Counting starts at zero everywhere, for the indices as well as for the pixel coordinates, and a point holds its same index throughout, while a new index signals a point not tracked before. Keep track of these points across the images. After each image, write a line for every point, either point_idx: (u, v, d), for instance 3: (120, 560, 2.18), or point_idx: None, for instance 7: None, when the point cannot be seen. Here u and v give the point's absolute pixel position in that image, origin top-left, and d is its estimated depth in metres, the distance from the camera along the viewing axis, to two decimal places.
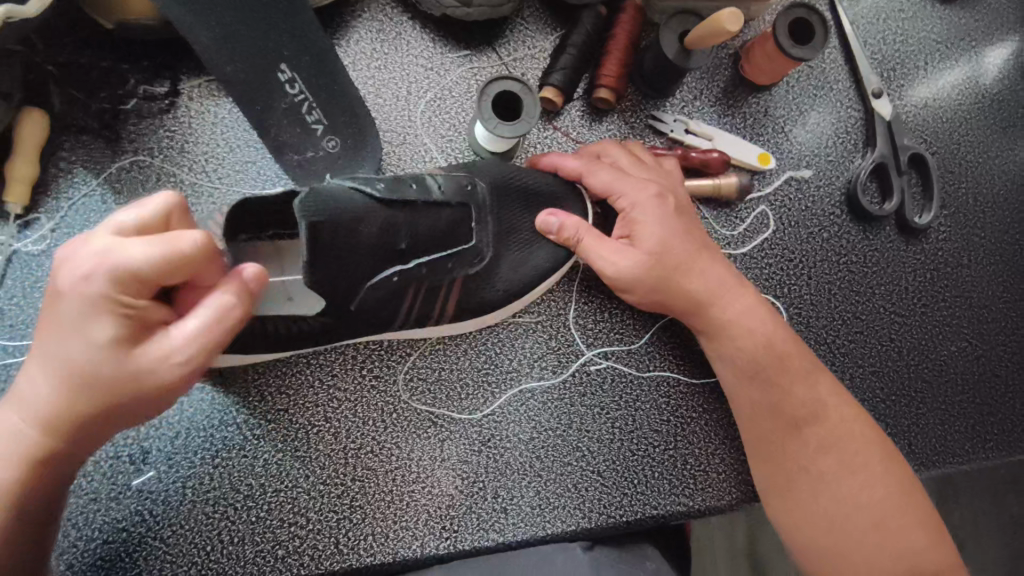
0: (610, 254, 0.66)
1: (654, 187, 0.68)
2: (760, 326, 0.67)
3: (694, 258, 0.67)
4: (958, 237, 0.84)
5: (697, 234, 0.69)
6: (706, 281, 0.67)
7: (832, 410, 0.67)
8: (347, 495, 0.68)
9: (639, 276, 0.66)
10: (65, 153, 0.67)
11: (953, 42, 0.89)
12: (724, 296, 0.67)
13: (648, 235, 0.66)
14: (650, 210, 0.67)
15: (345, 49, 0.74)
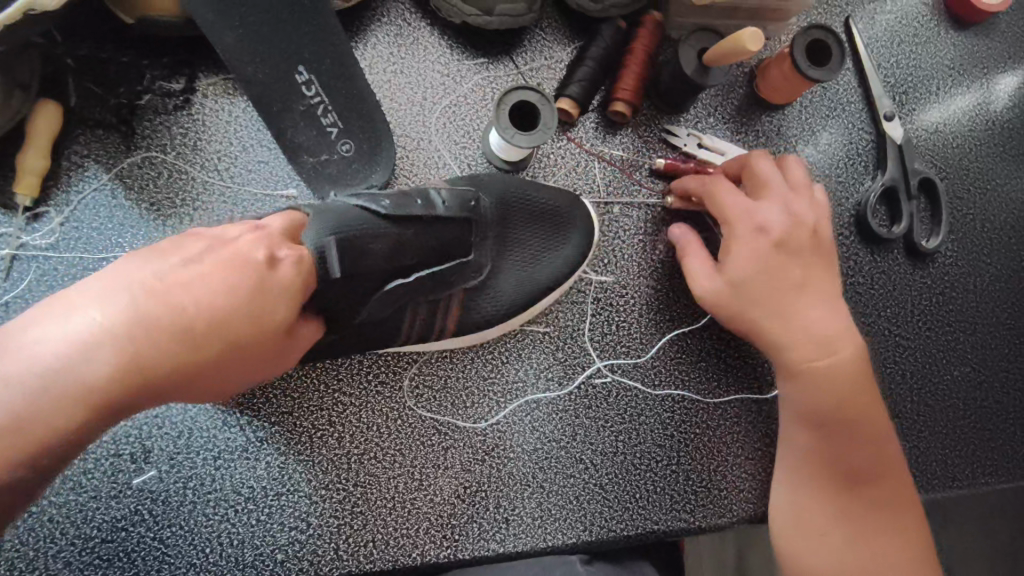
0: (700, 280, 0.68)
1: (763, 217, 0.65)
2: (846, 373, 0.63)
3: (787, 298, 0.63)
4: (964, 262, 0.85)
5: (806, 273, 0.64)
6: (798, 320, 0.63)
7: (866, 451, 0.63)
8: (348, 501, 0.67)
9: (725, 305, 0.66)
10: (78, 146, 0.66)
11: (965, 69, 0.89)
12: (818, 336, 0.64)
13: (737, 270, 0.65)
14: (745, 246, 0.65)
15: (363, 52, 0.74)
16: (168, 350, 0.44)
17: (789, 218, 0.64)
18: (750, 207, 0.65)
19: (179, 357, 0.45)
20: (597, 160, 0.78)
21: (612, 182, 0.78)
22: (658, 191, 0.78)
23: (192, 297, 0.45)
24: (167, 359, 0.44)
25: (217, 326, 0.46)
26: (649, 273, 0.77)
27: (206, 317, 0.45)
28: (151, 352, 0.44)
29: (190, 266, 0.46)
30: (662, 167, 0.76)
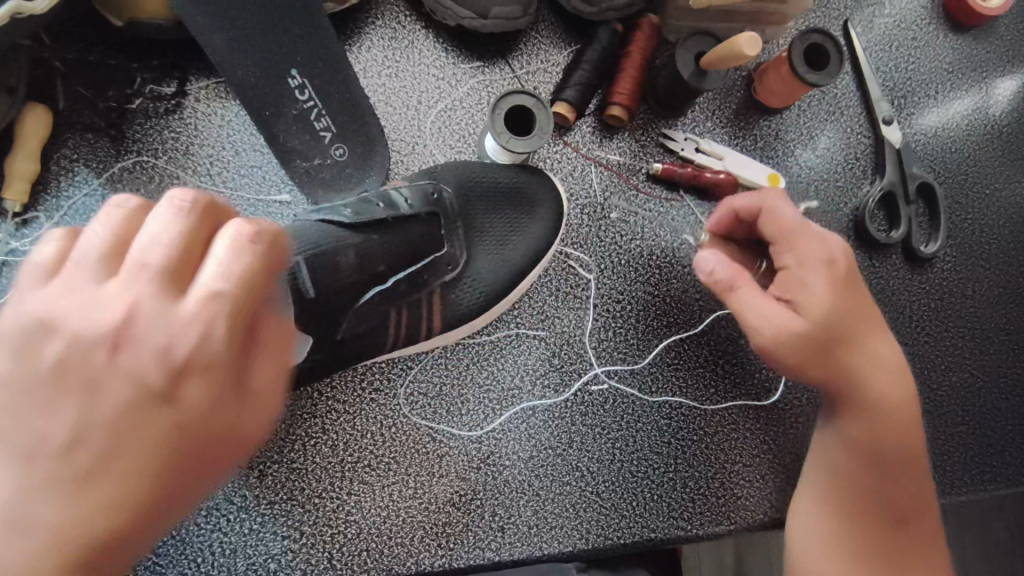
0: (768, 312, 0.59)
1: (829, 247, 0.61)
2: (903, 404, 0.62)
3: (860, 328, 0.61)
4: (963, 267, 0.84)
5: (870, 304, 0.63)
6: (870, 352, 0.61)
7: (903, 477, 0.61)
8: (342, 510, 0.67)
9: (795, 340, 0.59)
10: (68, 150, 0.65)
11: (963, 73, 0.89)
12: (883, 366, 0.62)
13: (812, 297, 0.59)
14: (817, 273, 0.60)
15: (357, 56, 0.73)
16: (117, 483, 0.32)
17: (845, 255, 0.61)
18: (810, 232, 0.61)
19: (163, 485, 0.33)
20: (594, 164, 0.77)
21: (609, 186, 0.77)
22: (655, 195, 0.78)
23: (97, 417, 0.32)
24: (131, 494, 0.32)
25: (139, 433, 0.32)
26: (646, 278, 0.76)
27: (141, 428, 0.32)
28: (99, 506, 0.32)
29: (102, 365, 0.32)
30: (658, 172, 0.75)
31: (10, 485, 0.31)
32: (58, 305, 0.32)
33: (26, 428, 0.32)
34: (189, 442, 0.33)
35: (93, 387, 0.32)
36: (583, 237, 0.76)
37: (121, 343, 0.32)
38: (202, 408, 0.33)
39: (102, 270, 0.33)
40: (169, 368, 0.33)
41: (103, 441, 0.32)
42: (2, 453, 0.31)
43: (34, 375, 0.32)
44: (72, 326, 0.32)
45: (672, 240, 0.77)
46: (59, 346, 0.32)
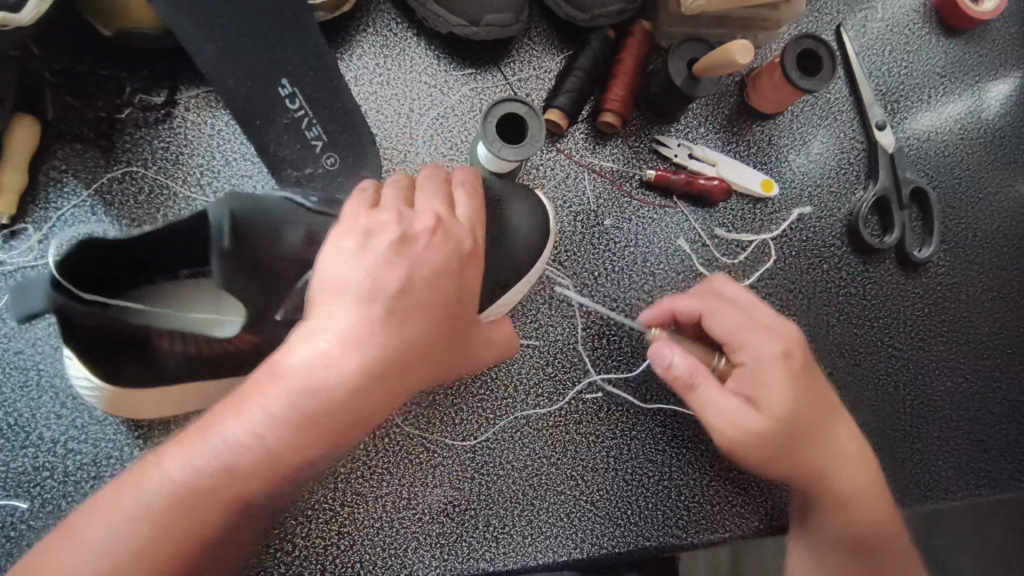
0: (725, 412, 0.57)
1: (781, 338, 0.59)
2: (867, 492, 0.62)
3: (822, 422, 0.59)
4: (956, 272, 0.84)
5: (829, 394, 0.61)
6: (834, 445, 0.60)
7: (888, 557, 0.61)
8: (335, 521, 0.66)
9: (759, 442, 0.57)
10: (57, 161, 0.65)
11: (956, 77, 0.89)
12: (847, 456, 0.61)
13: (772, 395, 0.57)
14: (776, 367, 0.57)
15: (348, 63, 0.73)
16: (322, 426, 0.47)
17: (796, 344, 0.59)
18: (765, 324, 0.60)
19: (310, 446, 0.47)
20: (587, 171, 0.77)
21: (602, 193, 0.77)
22: (648, 201, 0.78)
23: (334, 368, 0.47)
24: (341, 430, 0.48)
25: (362, 373, 0.48)
26: (640, 286, 0.76)
27: (346, 383, 0.47)
28: (247, 472, 0.46)
29: (333, 365, 0.47)
30: (651, 178, 0.75)
31: (192, 475, 0.45)
32: (331, 286, 0.49)
33: (271, 395, 0.47)
34: (410, 368, 0.50)
35: (359, 343, 0.48)
36: (576, 244, 0.75)
37: (372, 298, 0.49)
38: (411, 344, 0.49)
39: (374, 239, 0.51)
40: (408, 317, 0.49)
41: (337, 389, 0.47)
42: (187, 449, 0.46)
43: (301, 367, 0.47)
44: (343, 296, 0.49)
45: (666, 247, 0.77)
46: (334, 318, 0.49)
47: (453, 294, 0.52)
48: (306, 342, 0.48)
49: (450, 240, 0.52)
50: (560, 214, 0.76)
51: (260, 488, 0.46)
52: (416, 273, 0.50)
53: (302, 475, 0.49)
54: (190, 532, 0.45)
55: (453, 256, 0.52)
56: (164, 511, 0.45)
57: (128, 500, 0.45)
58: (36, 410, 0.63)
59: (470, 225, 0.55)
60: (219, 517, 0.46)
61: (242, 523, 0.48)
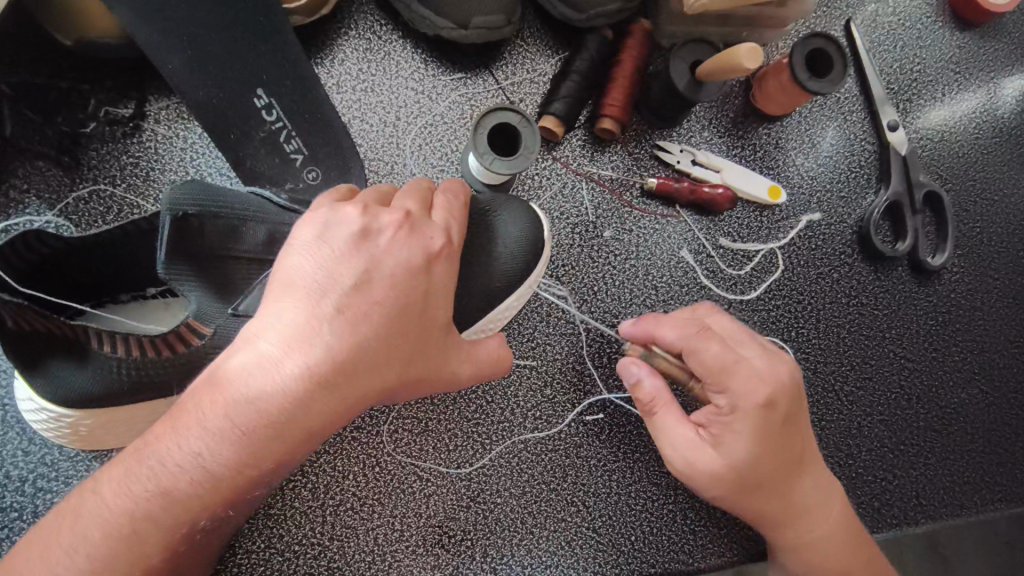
0: (681, 450, 0.56)
1: (765, 391, 0.54)
2: (837, 537, 0.60)
3: (789, 474, 0.57)
4: (971, 278, 0.81)
5: (803, 443, 0.58)
6: (797, 498, 0.58)
7: None
8: (325, 556, 0.63)
9: (714, 483, 0.55)
10: (19, 180, 0.61)
11: (970, 72, 0.85)
12: (814, 505, 0.59)
13: (735, 447, 0.54)
14: (746, 423, 0.53)
15: (329, 69, 0.68)
16: (268, 441, 0.43)
17: (779, 397, 0.54)
18: (747, 373, 0.54)
19: (259, 458, 0.43)
20: (585, 180, 0.73)
21: (601, 204, 0.73)
22: (650, 211, 0.74)
23: (282, 372, 0.43)
24: (290, 445, 0.44)
25: (312, 380, 0.43)
26: (641, 300, 0.72)
27: (294, 391, 0.43)
28: (188, 495, 0.42)
29: (278, 367, 0.44)
30: (654, 187, 0.71)
31: (130, 504, 0.42)
32: (283, 283, 0.46)
33: (213, 406, 0.43)
34: (367, 374, 0.45)
35: (309, 345, 0.44)
36: (575, 258, 0.72)
37: (325, 294, 0.45)
38: (366, 347, 0.45)
39: (331, 234, 0.47)
40: (364, 317, 0.45)
41: (283, 398, 0.43)
42: (124, 476, 0.43)
43: (246, 371, 0.43)
44: (294, 293, 0.46)
45: (668, 259, 0.73)
46: (283, 318, 0.45)
47: (416, 291, 0.47)
48: (250, 344, 0.44)
49: (417, 237, 0.48)
50: (557, 226, 0.72)
51: (202, 511, 0.43)
52: (375, 269, 0.47)
53: (253, 492, 0.46)
54: (133, 566, 0.42)
55: (416, 253, 0.48)
56: (102, 547, 0.42)
57: (67, 535, 0.42)
58: (2, 447, 0.59)
59: (443, 222, 0.51)
60: (162, 547, 0.43)
61: (190, 547, 0.45)
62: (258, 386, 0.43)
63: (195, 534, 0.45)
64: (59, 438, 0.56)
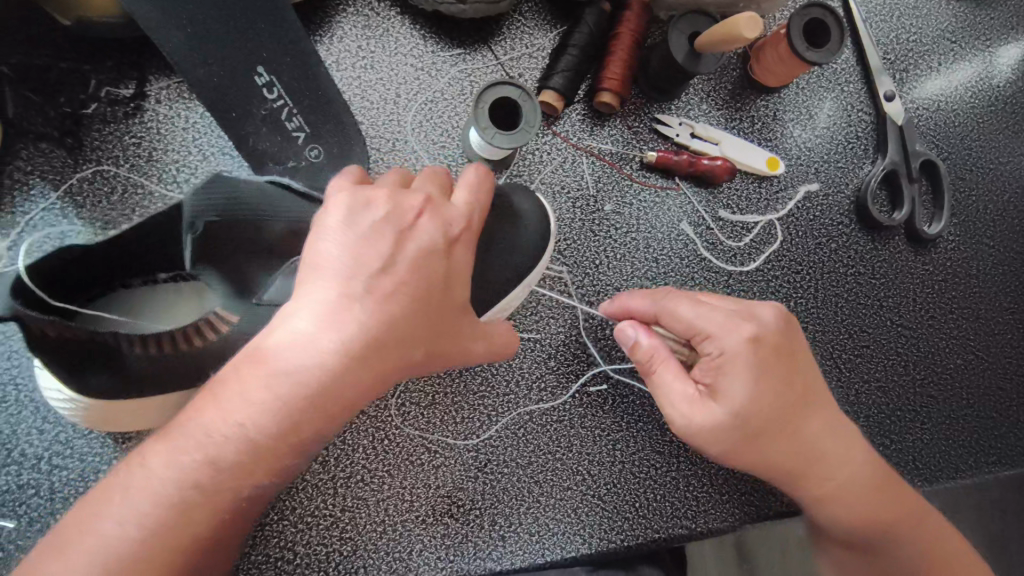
0: (681, 404, 0.56)
1: (749, 325, 0.55)
2: (857, 477, 0.60)
3: (795, 416, 0.56)
4: (967, 247, 0.82)
5: (805, 384, 0.57)
6: (808, 442, 0.57)
7: (897, 524, 0.60)
8: (337, 527, 0.65)
9: (723, 435, 0.55)
10: (22, 162, 0.61)
11: (965, 41, 0.85)
12: (830, 450, 0.58)
13: (737, 393, 0.54)
14: (740, 360, 0.54)
15: (328, 47, 0.68)
16: (309, 416, 0.44)
17: (766, 334, 0.55)
18: (730, 318, 0.56)
19: (298, 435, 0.45)
20: (585, 154, 0.73)
21: (601, 177, 0.73)
22: (650, 184, 0.74)
23: (319, 350, 0.44)
24: (329, 420, 0.45)
25: (347, 356, 0.45)
26: (642, 272, 0.73)
27: (332, 367, 0.44)
28: (234, 467, 0.44)
29: (310, 347, 0.44)
30: (654, 160, 0.72)
31: (177, 474, 0.44)
32: (310, 265, 0.47)
33: (255, 383, 0.44)
34: (397, 350, 0.46)
35: (342, 324, 0.45)
36: (576, 232, 0.72)
37: (353, 276, 0.46)
38: (396, 324, 0.46)
39: (358, 216, 0.48)
40: (392, 295, 0.47)
41: (322, 375, 0.44)
42: (171, 448, 0.45)
43: (284, 351, 0.44)
44: (324, 276, 0.46)
45: (669, 232, 0.74)
46: (314, 299, 0.46)
47: (439, 271, 0.49)
48: (284, 325, 0.45)
49: (440, 220, 0.50)
50: (558, 200, 0.72)
51: (247, 480, 0.44)
52: (401, 250, 0.48)
53: (299, 457, 0.47)
54: (186, 531, 0.44)
55: (438, 234, 0.49)
56: (154, 514, 0.43)
57: (117, 504, 0.44)
58: (17, 426, 0.60)
59: (465, 204, 0.52)
60: (211, 514, 0.44)
61: (237, 519, 0.47)
62: (295, 364, 0.44)
63: (245, 500, 0.46)
64: (74, 418, 0.56)
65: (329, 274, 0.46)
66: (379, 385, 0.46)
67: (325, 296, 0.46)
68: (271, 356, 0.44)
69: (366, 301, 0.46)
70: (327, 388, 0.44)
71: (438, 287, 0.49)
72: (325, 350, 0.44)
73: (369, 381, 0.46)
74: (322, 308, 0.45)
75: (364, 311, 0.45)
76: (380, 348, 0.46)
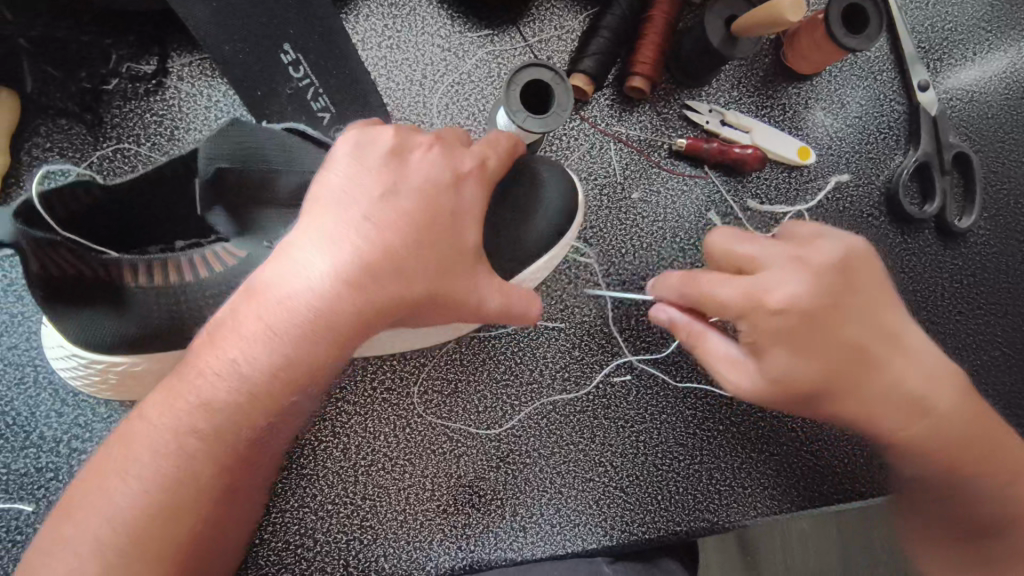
0: (728, 371, 0.53)
1: (794, 290, 0.49)
2: (940, 425, 0.54)
3: (867, 372, 0.51)
4: (997, 241, 0.80)
5: (858, 334, 0.50)
6: (890, 396, 0.52)
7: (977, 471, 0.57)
8: (357, 516, 0.64)
9: (775, 401, 0.52)
10: (42, 139, 0.60)
11: (1001, 31, 0.83)
12: (896, 396, 0.53)
13: (776, 362, 0.50)
14: (780, 333, 0.49)
15: (353, 25, 0.67)
16: (305, 344, 0.45)
17: (802, 301, 0.49)
18: (754, 288, 0.50)
19: (292, 366, 0.45)
20: (613, 141, 0.72)
21: (629, 164, 0.72)
22: (678, 171, 0.73)
23: (313, 276, 0.45)
24: (326, 349, 0.45)
25: (342, 282, 0.45)
26: (669, 263, 0.72)
27: (324, 294, 0.45)
28: (230, 406, 0.44)
29: (304, 273, 0.45)
30: (683, 148, 0.70)
31: (178, 423, 0.44)
32: (313, 198, 0.47)
33: (250, 315, 0.45)
34: (395, 279, 0.46)
35: (338, 250, 0.46)
36: (602, 220, 0.71)
37: (353, 206, 0.47)
38: (393, 253, 0.46)
39: (364, 149, 0.49)
40: (391, 225, 0.47)
41: (313, 302, 0.45)
42: (168, 398, 0.45)
43: (279, 278, 0.45)
44: (324, 205, 0.47)
45: (696, 221, 0.73)
46: (314, 228, 0.46)
47: (444, 207, 0.48)
48: (285, 253, 0.46)
49: (446, 155, 0.50)
50: (585, 187, 0.71)
51: (246, 420, 0.45)
52: (402, 183, 0.48)
53: (297, 404, 0.47)
54: (186, 482, 0.44)
55: (442, 170, 0.49)
56: (157, 465, 0.44)
57: (123, 462, 0.44)
58: (35, 409, 0.59)
59: (476, 150, 0.52)
60: (209, 464, 0.44)
61: (245, 469, 0.47)
62: (290, 289, 0.45)
63: (246, 450, 0.46)
64: (88, 388, 0.57)
65: (328, 202, 0.47)
66: (378, 317, 0.46)
67: (325, 223, 0.46)
68: (267, 286, 0.45)
69: (364, 230, 0.46)
70: (319, 313, 0.45)
71: (437, 220, 0.48)
72: (319, 274, 0.45)
73: (364, 309, 0.45)
74: (319, 236, 0.46)
75: (361, 239, 0.46)
76: (374, 274, 0.45)
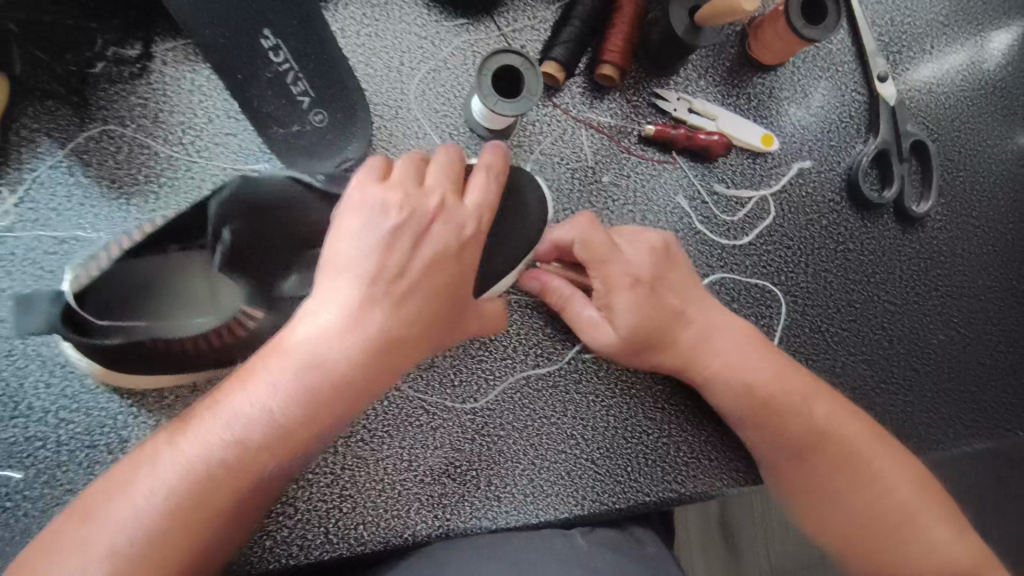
0: (589, 328, 0.65)
1: (630, 267, 0.65)
2: (742, 369, 0.65)
3: (675, 327, 0.65)
4: (953, 226, 0.84)
5: (680, 299, 0.66)
6: (693, 346, 0.65)
7: (790, 405, 0.64)
8: (337, 485, 0.66)
9: (620, 349, 0.65)
10: (29, 120, 0.62)
11: (957, 26, 0.87)
12: (707, 344, 0.66)
13: (621, 314, 0.64)
14: (623, 293, 0.64)
15: (334, 14, 0.69)
16: (331, 398, 0.49)
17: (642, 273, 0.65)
18: (613, 259, 0.65)
19: (319, 418, 0.49)
20: (584, 127, 0.75)
21: (600, 149, 0.75)
22: (647, 157, 0.76)
23: (339, 337, 0.49)
24: (348, 399, 0.50)
25: (366, 347, 0.50)
26: None
27: (351, 356, 0.49)
28: (259, 441, 0.48)
29: (328, 332, 0.49)
30: (651, 133, 0.74)
31: (206, 442, 0.47)
32: (332, 262, 0.52)
33: (282, 363, 0.49)
34: (412, 346, 0.52)
35: (361, 317, 0.50)
36: (574, 203, 0.74)
37: (373, 276, 0.51)
38: (411, 322, 0.51)
39: (376, 217, 0.53)
40: (408, 294, 0.52)
41: (341, 362, 0.49)
42: (198, 426, 0.48)
43: (310, 337, 0.49)
44: (347, 274, 0.51)
45: (665, 205, 0.76)
46: (337, 294, 0.51)
47: (453, 273, 0.54)
48: (311, 317, 0.50)
49: (451, 224, 0.55)
50: (557, 171, 0.74)
51: (270, 453, 0.48)
52: (416, 255, 0.53)
53: (318, 442, 0.51)
54: (208, 498, 0.46)
55: (451, 241, 0.54)
56: (181, 479, 0.46)
57: (147, 478, 0.47)
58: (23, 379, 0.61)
59: (476, 207, 0.57)
60: (232, 485, 0.47)
61: (262, 492, 0.49)
62: (316, 350, 0.49)
63: (267, 478, 0.49)
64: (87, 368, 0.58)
65: (347, 268, 0.52)
66: (388, 380, 0.52)
67: (344, 288, 0.51)
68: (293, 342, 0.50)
69: (384, 299, 0.51)
70: (344, 374, 0.49)
71: (446, 300, 0.54)
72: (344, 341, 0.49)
73: (382, 372, 0.50)
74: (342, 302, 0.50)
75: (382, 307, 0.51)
76: (390, 343, 0.51)
